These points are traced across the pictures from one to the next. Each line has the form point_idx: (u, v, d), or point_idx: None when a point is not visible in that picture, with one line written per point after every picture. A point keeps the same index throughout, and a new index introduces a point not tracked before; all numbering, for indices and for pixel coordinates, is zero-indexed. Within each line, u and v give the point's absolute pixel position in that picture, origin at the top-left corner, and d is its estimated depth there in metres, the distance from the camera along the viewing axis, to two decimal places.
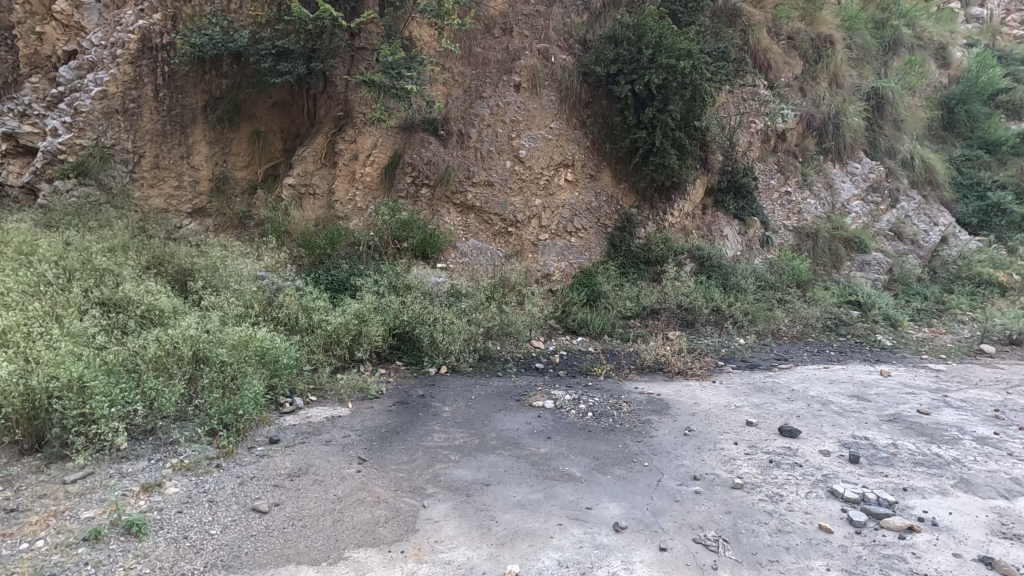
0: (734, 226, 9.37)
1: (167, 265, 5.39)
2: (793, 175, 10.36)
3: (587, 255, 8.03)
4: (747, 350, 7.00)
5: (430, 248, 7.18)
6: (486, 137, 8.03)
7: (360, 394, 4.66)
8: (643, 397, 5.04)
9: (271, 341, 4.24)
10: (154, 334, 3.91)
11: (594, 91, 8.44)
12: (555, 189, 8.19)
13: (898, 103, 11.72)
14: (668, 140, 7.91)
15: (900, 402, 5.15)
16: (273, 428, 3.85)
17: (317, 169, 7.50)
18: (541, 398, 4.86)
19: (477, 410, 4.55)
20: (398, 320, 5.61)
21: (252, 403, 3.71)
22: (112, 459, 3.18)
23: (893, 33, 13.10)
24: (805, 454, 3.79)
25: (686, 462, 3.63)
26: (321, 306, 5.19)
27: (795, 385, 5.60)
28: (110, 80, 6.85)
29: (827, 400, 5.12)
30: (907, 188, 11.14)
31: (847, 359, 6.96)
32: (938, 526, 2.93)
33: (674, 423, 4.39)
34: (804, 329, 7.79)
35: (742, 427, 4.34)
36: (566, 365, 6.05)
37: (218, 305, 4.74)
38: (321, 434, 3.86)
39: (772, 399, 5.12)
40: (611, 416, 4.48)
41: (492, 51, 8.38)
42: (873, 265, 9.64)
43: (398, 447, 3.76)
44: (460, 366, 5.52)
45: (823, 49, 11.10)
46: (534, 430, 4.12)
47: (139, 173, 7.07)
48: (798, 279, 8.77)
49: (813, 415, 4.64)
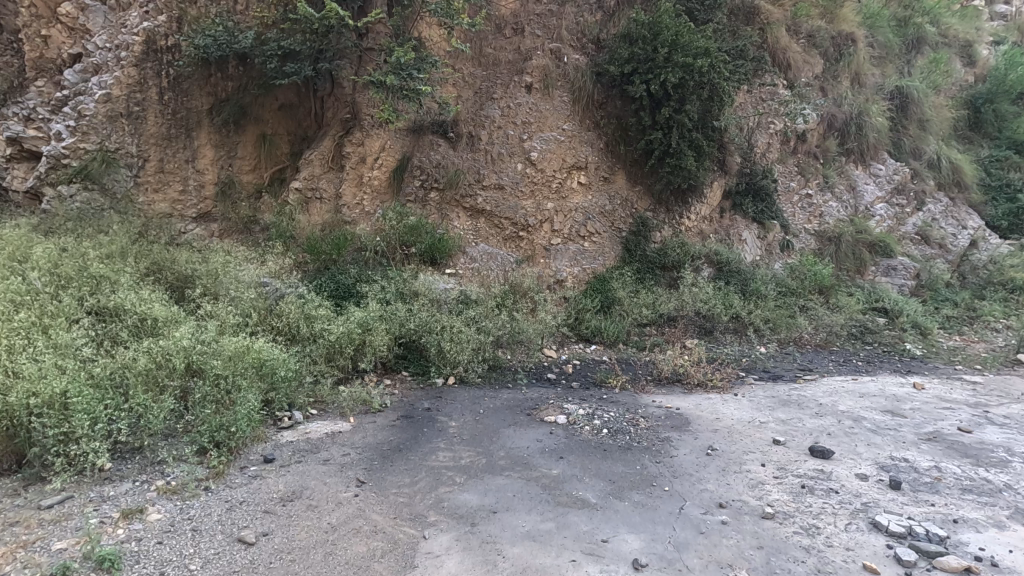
0: (753, 230, 9.04)
1: (166, 271, 5.23)
2: (814, 176, 10.00)
3: (601, 259, 7.74)
4: (769, 360, 6.70)
5: (438, 253, 6.96)
6: (496, 138, 7.81)
7: (364, 407, 4.45)
8: (661, 411, 4.76)
9: (269, 352, 4.05)
10: (147, 346, 3.74)
11: (608, 91, 8.17)
12: (567, 192, 7.93)
13: (923, 102, 11.31)
14: (684, 141, 7.65)
15: (938, 418, 4.81)
16: (269, 446, 3.63)
17: (324, 173, 7.34)
18: (553, 412, 4.59)
19: (486, 426, 4.30)
20: (404, 328, 5.38)
21: (245, 420, 3.50)
22: (95, 481, 2.99)
23: (917, 31, 12.71)
24: (840, 478, 3.49)
25: (710, 486, 3.35)
26: (323, 315, 4.99)
27: (823, 399, 5.27)
28: (115, 83, 6.71)
29: (859, 416, 4.80)
30: (933, 190, 10.75)
31: (875, 370, 6.62)
32: (999, 568, 2.62)
33: (696, 441, 4.11)
34: (829, 337, 7.46)
35: (769, 446, 4.05)
36: (579, 375, 5.80)
37: (216, 314, 4.56)
38: (319, 452, 3.65)
39: (799, 414, 4.81)
40: (628, 433, 4.20)
41: (503, 51, 8.17)
42: (900, 270, 9.23)
43: (399, 466, 3.53)
44: (468, 376, 5.28)
45: (844, 48, 10.74)
46: (546, 449, 3.86)
47: (143, 177, 6.92)
48: (821, 284, 8.38)
49: (845, 433, 4.34)
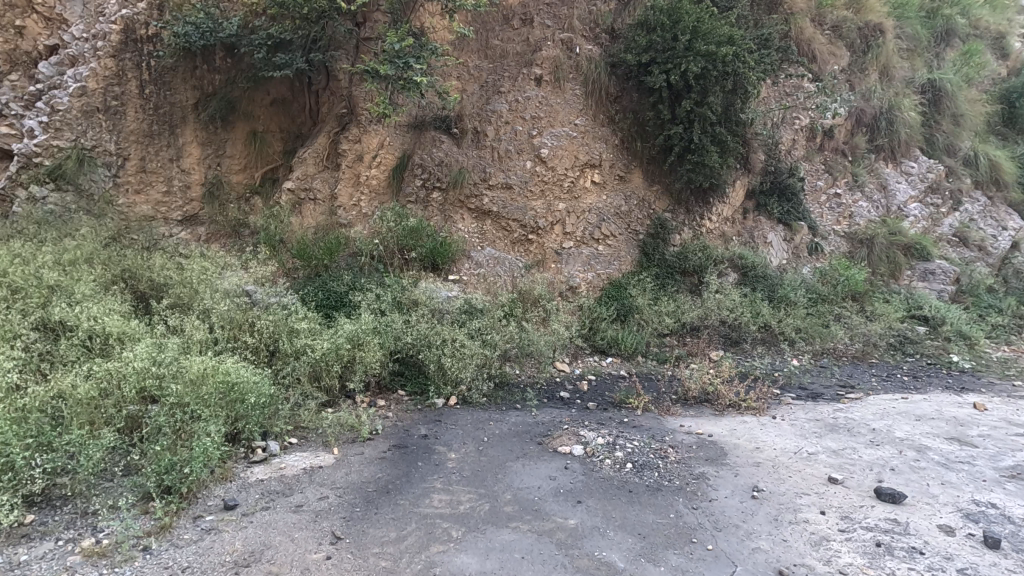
0: (779, 232, 8.37)
1: (139, 279, 4.75)
2: (842, 175, 9.34)
3: (617, 264, 7.12)
4: (804, 375, 6.07)
5: (440, 258, 6.38)
6: (504, 135, 7.22)
7: (351, 434, 3.88)
8: (692, 439, 4.14)
9: (239, 374, 3.48)
10: (95, 370, 3.22)
11: (623, 83, 7.59)
12: (580, 191, 7.33)
13: (957, 96, 10.60)
14: (707, 136, 7.05)
15: (1016, 449, 4.14)
16: (233, 487, 3.07)
17: (318, 171, 6.80)
18: (569, 440, 3.98)
19: (490, 458, 3.71)
20: (400, 342, 4.81)
21: (201, 458, 2.93)
22: (7, 542, 2.49)
23: (945, 24, 12.03)
24: (921, 532, 2.89)
25: (763, 545, 2.79)
26: (307, 328, 4.44)
27: (875, 423, 4.61)
28: (90, 75, 6.21)
29: (922, 445, 4.15)
30: (969, 189, 10.05)
31: (925, 388, 5.95)
32: None
33: (737, 479, 3.49)
34: (866, 347, 6.81)
35: (825, 486, 3.42)
36: (596, 394, 5.21)
37: (184, 328, 4.04)
38: (292, 495, 3.09)
39: (851, 443, 4.17)
40: (656, 469, 3.59)
41: (511, 43, 7.56)
42: (938, 274, 8.52)
43: (385, 515, 2.96)
44: (471, 396, 4.69)
45: (873, 39, 10.06)
46: (560, 490, 3.28)
47: (124, 177, 6.43)
48: (855, 291, 7.70)
49: (912, 469, 3.70)
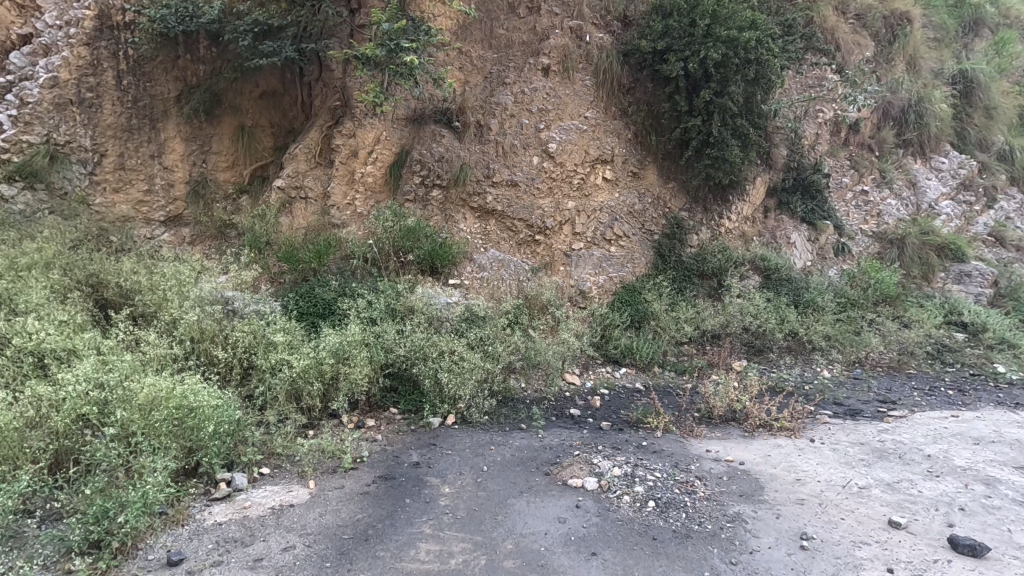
0: (803, 232, 7.78)
1: (106, 286, 4.32)
2: (869, 171, 8.71)
3: (630, 266, 6.58)
4: (838, 388, 5.50)
5: (439, 261, 5.88)
6: (509, 129, 6.69)
7: (332, 464, 3.38)
8: (722, 468, 3.60)
9: (198, 396, 3.00)
10: (23, 396, 2.78)
11: (637, 74, 7.05)
12: (591, 189, 6.79)
13: (990, 87, 9.94)
14: (728, 129, 6.49)
15: None
16: (184, 536, 2.60)
17: (310, 168, 6.34)
18: (580, 472, 3.45)
19: (490, 494, 3.18)
20: (392, 355, 4.30)
21: (140, 505, 2.47)
22: None
23: (974, 13, 11.38)
24: None
25: None
26: (284, 341, 3.94)
27: (930, 449, 4.03)
28: (62, 65, 5.76)
29: (991, 477, 3.57)
30: (1004, 185, 9.40)
31: (974, 404, 5.34)
32: None
33: (781, 523, 2.96)
34: (902, 357, 6.22)
35: (888, 533, 2.88)
36: (609, 412, 4.68)
37: (144, 344, 3.59)
38: (252, 545, 2.60)
39: (908, 474, 3.60)
40: (683, 509, 3.06)
41: (517, 32, 7.02)
42: (974, 276, 7.88)
43: (361, 573, 2.48)
44: (471, 415, 4.18)
45: (900, 28, 9.41)
46: (572, 538, 2.77)
47: (101, 175, 6.00)
48: (887, 294, 7.01)
49: (988, 510, 3.14)
